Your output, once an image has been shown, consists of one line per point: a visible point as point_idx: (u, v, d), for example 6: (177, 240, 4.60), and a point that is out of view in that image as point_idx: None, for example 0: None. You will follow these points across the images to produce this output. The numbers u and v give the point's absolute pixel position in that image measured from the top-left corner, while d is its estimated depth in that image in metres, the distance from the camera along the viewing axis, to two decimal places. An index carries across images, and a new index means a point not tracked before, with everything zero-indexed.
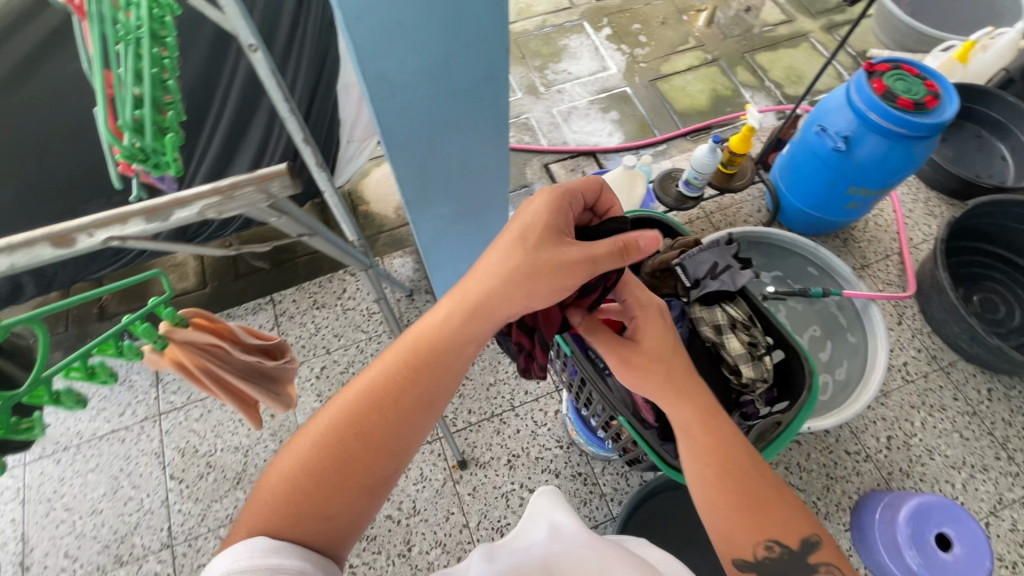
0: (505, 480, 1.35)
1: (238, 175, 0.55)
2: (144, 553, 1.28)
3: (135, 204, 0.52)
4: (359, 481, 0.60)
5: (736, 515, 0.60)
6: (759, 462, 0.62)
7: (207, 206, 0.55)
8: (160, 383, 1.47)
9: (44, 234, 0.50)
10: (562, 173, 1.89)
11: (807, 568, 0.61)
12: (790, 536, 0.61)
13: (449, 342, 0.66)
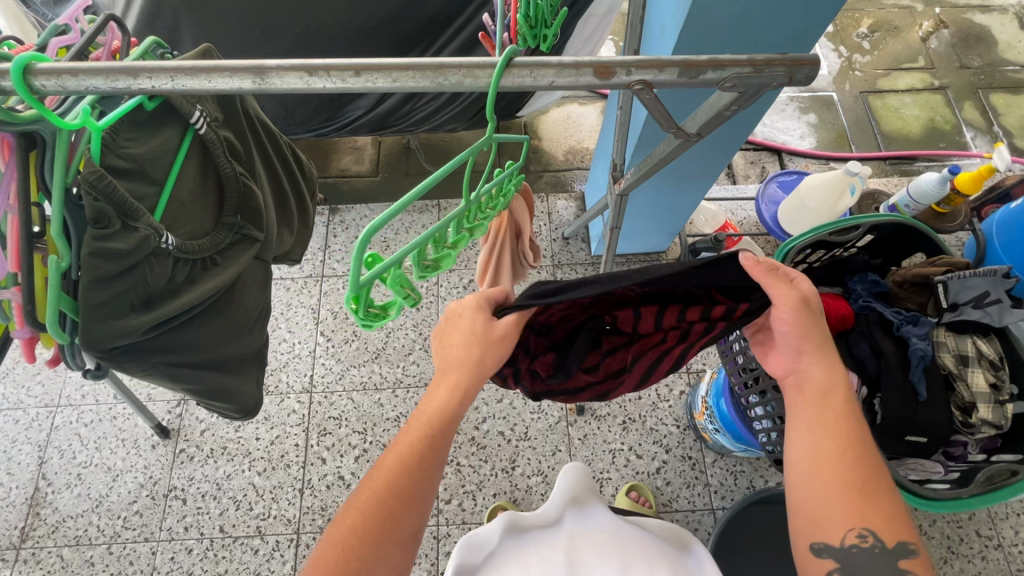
0: (616, 438, 1.37)
1: (776, 53, 0.43)
2: (286, 390, 1.43)
3: (680, 53, 0.41)
4: (391, 542, 0.56)
5: (835, 499, 0.57)
6: (851, 457, 0.58)
7: (736, 77, 0.43)
8: (328, 249, 1.60)
9: (590, 59, 0.41)
10: (741, 162, 1.81)
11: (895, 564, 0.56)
12: (888, 528, 0.56)
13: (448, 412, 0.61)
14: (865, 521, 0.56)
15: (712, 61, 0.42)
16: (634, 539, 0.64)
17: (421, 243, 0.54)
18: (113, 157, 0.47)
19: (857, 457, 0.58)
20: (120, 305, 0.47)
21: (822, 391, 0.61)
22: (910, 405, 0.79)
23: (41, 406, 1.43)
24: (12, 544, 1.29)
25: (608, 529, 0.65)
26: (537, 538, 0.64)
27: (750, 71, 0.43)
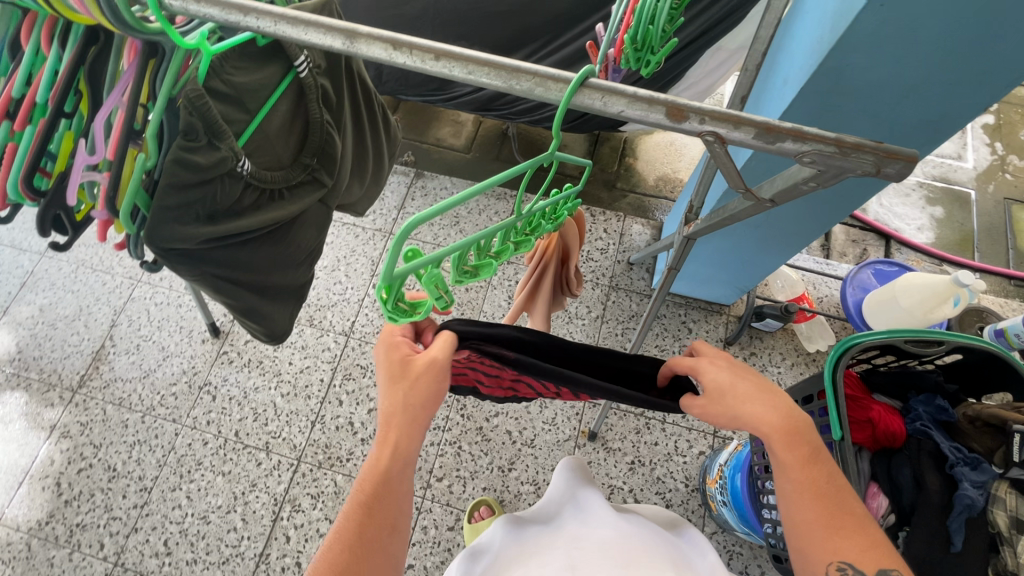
0: (619, 475, 1.33)
1: (866, 136, 0.39)
2: (328, 327, 1.52)
3: (761, 114, 0.38)
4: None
5: (814, 534, 0.54)
6: (815, 489, 0.55)
7: (816, 155, 0.39)
8: (402, 210, 1.66)
9: (665, 98, 0.38)
10: (841, 237, 1.67)
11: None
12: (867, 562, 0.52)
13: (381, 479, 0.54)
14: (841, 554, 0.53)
15: (795, 129, 0.38)
16: (637, 530, 0.64)
17: (464, 247, 0.48)
18: (215, 80, 0.51)
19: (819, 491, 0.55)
20: (187, 214, 0.51)
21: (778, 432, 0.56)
22: (937, 552, 0.72)
23: (127, 278, 1.61)
24: (72, 386, 1.48)
25: (610, 523, 0.64)
26: (537, 536, 0.64)
27: (834, 151, 0.39)
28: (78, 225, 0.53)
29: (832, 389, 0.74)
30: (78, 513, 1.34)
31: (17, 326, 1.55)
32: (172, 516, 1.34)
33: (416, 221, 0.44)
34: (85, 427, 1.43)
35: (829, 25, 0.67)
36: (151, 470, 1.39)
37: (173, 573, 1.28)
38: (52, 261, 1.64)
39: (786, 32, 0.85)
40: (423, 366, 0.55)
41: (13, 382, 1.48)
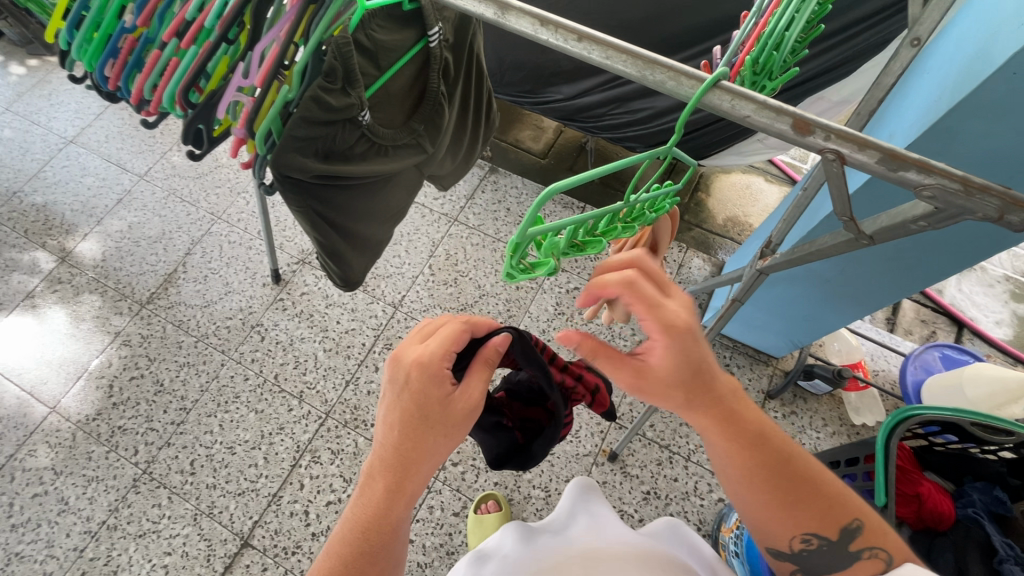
0: (632, 503, 1.31)
1: (995, 180, 0.38)
2: (379, 296, 1.57)
3: (887, 139, 0.38)
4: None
5: (767, 515, 0.55)
6: (769, 479, 0.55)
7: (936, 192, 0.39)
8: (471, 201, 1.71)
9: (792, 109, 0.39)
10: (910, 314, 1.60)
11: (844, 551, 0.56)
12: (828, 527, 0.55)
13: (397, 515, 0.53)
14: (803, 529, 0.56)
15: (922, 160, 0.38)
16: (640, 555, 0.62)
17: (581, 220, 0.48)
18: (361, 33, 0.55)
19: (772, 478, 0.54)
20: (308, 148, 0.55)
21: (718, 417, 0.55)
22: None
23: (209, 213, 1.72)
24: (141, 300, 1.59)
25: (626, 539, 0.64)
26: (550, 549, 0.63)
27: (959, 189, 0.38)
28: (213, 140, 0.59)
29: (883, 457, 0.72)
30: (122, 417, 1.44)
31: (106, 237, 1.68)
32: (203, 440, 1.41)
33: (561, 186, 0.42)
34: (144, 340, 1.54)
35: (952, 87, 0.66)
36: (193, 392, 1.47)
37: (193, 492, 1.35)
38: (148, 185, 1.78)
39: (901, 90, 0.83)
40: (462, 411, 0.54)
41: (92, 286, 1.61)
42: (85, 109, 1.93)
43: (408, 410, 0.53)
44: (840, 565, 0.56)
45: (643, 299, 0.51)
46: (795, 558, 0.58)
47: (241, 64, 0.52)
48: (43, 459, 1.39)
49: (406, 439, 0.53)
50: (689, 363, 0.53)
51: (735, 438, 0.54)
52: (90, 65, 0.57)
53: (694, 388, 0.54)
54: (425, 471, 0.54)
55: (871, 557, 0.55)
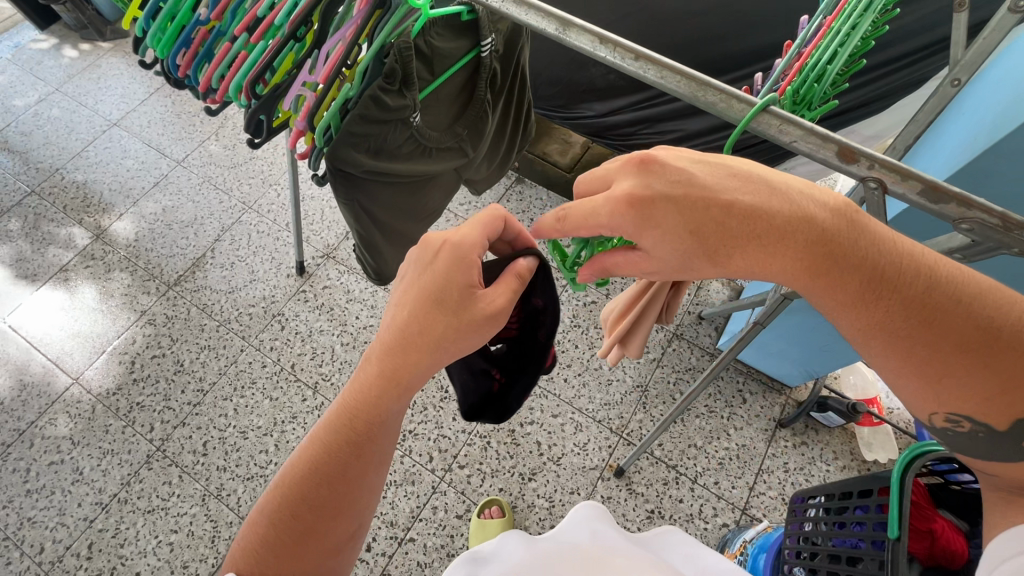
0: (635, 520, 1.30)
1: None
2: None
3: (928, 172, 0.39)
4: (324, 549, 0.56)
5: (902, 377, 0.49)
6: (896, 336, 0.47)
7: (973, 225, 0.40)
8: (496, 208, 1.74)
9: (838, 137, 0.41)
10: None
11: (1014, 447, 0.47)
12: (982, 406, 0.47)
13: (390, 410, 0.56)
14: (945, 405, 0.48)
15: (965, 196, 0.39)
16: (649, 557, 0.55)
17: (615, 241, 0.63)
18: (420, 40, 0.58)
19: (901, 334, 0.47)
20: (361, 145, 0.58)
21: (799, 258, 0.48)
22: None
23: (240, 202, 1.77)
24: (168, 281, 1.63)
25: (628, 546, 0.57)
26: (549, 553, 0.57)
27: (998, 225, 0.39)
28: (272, 130, 0.61)
29: (898, 489, 0.68)
30: (141, 393, 1.47)
31: (140, 218, 1.74)
32: (217, 422, 1.44)
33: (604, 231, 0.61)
34: (169, 320, 1.58)
35: (988, 128, 0.67)
36: (212, 375, 1.50)
37: (203, 473, 1.38)
38: (184, 171, 1.83)
39: (935, 129, 0.85)
40: (480, 316, 0.55)
41: (123, 264, 1.66)
42: (131, 94, 2.00)
43: (427, 293, 0.55)
44: (1008, 459, 0.48)
45: (631, 214, 0.50)
46: (947, 436, 0.50)
47: (308, 60, 0.55)
48: (62, 429, 1.42)
49: (415, 323, 0.55)
50: (721, 222, 0.49)
51: (828, 281, 0.48)
52: (163, 54, 0.60)
53: (753, 247, 0.49)
54: (424, 370, 0.56)
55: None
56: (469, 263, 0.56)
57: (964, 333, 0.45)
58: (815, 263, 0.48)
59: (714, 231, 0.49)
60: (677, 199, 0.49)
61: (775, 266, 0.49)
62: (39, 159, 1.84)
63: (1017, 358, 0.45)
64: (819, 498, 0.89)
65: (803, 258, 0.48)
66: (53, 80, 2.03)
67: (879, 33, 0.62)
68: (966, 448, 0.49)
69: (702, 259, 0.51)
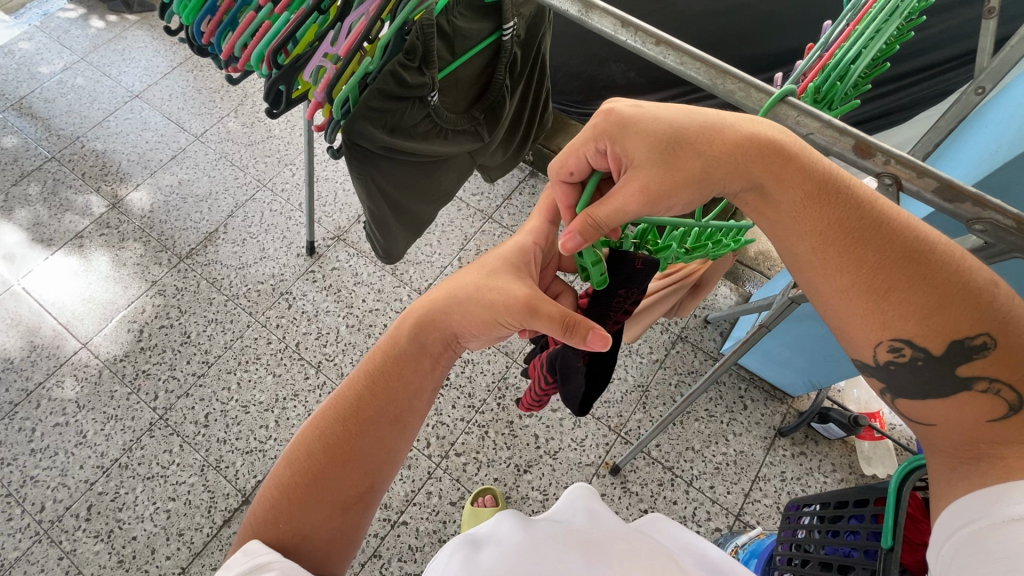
0: (628, 519, 1.30)
1: None
2: (406, 281, 1.61)
3: (945, 170, 0.39)
4: (332, 497, 0.59)
5: (853, 309, 0.48)
6: (851, 254, 0.46)
7: (988, 225, 0.40)
8: (507, 201, 1.75)
9: (855, 131, 0.42)
10: None
11: (947, 376, 0.47)
12: (924, 333, 0.46)
13: (406, 363, 0.62)
14: (894, 332, 0.47)
15: (980, 195, 0.39)
16: (648, 545, 0.54)
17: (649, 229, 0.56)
18: (443, 18, 0.59)
19: (852, 249, 0.46)
20: (379, 120, 0.59)
21: (763, 165, 0.46)
22: None
23: (256, 180, 1.78)
24: (181, 254, 1.65)
25: (625, 532, 0.56)
26: (542, 534, 0.56)
27: (1012, 227, 0.39)
28: (290, 102, 0.61)
29: (894, 498, 0.67)
30: (147, 361, 1.49)
31: (156, 189, 1.76)
32: (220, 395, 1.46)
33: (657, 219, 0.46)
34: (178, 292, 1.59)
35: (1010, 140, 0.67)
36: (217, 348, 1.52)
37: (203, 443, 1.40)
38: (202, 146, 1.85)
39: (956, 140, 0.84)
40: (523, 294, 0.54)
41: (137, 235, 1.68)
42: (154, 67, 2.02)
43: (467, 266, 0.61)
44: (937, 392, 0.49)
45: (608, 118, 0.45)
46: (889, 372, 0.50)
47: (330, 32, 0.55)
48: (69, 391, 1.44)
49: (442, 289, 0.61)
50: (691, 120, 0.45)
51: (789, 194, 0.47)
52: (188, 21, 0.62)
53: (719, 154, 0.45)
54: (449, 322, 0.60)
55: (986, 393, 0.46)
56: (529, 249, 0.59)
57: (912, 253, 0.46)
58: (780, 166, 0.46)
59: (684, 131, 0.45)
60: (649, 113, 0.46)
61: (738, 177, 0.46)
62: (61, 126, 1.87)
63: (953, 276, 0.45)
64: (814, 506, 0.89)
65: (763, 164, 0.45)
66: (79, 49, 2.06)
67: (905, 37, 0.62)
68: (902, 386, 0.50)
69: (678, 152, 0.45)
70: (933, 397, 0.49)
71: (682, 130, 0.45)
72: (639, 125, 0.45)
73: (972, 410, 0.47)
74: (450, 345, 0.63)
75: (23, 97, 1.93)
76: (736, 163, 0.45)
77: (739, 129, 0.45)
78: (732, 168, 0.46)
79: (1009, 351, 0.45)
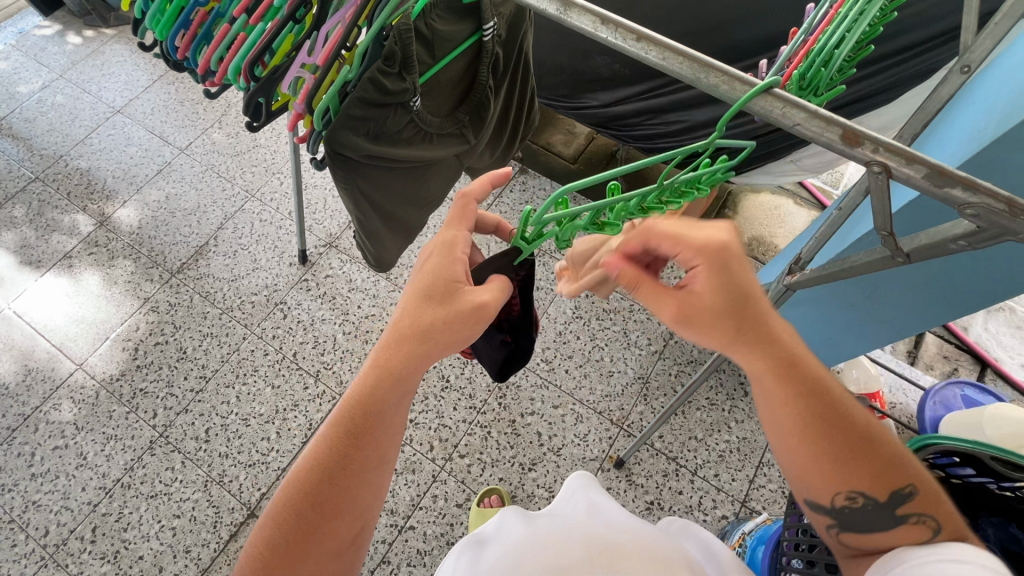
0: (634, 511, 1.31)
1: None
2: (401, 285, 1.61)
3: (935, 156, 0.39)
4: (320, 549, 0.55)
5: (817, 457, 0.54)
6: (813, 405, 0.54)
7: (981, 209, 0.39)
8: (498, 198, 1.73)
9: (843, 120, 0.41)
10: (933, 349, 1.57)
11: (887, 516, 0.54)
12: (869, 478, 0.54)
13: (384, 401, 0.57)
14: (848, 474, 0.54)
15: (970, 179, 0.39)
16: (645, 536, 0.54)
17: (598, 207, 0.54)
18: (421, 22, 0.58)
19: (811, 400, 0.54)
20: (361, 128, 0.58)
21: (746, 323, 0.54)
22: None
23: (244, 191, 1.77)
24: (172, 269, 1.64)
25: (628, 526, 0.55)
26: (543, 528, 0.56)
27: (1003, 209, 0.39)
28: (271, 114, 0.60)
29: None
30: (144, 379, 1.48)
31: (144, 205, 1.74)
32: (220, 409, 1.45)
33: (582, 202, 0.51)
34: (171, 308, 1.58)
35: (998, 118, 0.66)
36: (214, 362, 1.51)
37: (205, 459, 1.39)
38: (188, 158, 1.83)
39: (946, 119, 0.83)
40: (470, 305, 0.59)
41: (127, 252, 1.66)
42: (135, 81, 2.00)
43: (416, 287, 0.60)
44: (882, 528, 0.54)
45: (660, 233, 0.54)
46: (839, 515, 0.56)
47: (306, 42, 0.54)
48: (66, 414, 1.43)
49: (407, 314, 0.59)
50: (713, 263, 0.53)
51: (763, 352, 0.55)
52: (162, 35, 0.60)
53: (712, 309, 0.54)
54: (422, 356, 0.58)
55: (919, 524, 0.52)
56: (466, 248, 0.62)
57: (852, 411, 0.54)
58: (756, 329, 0.55)
59: (712, 266, 0.53)
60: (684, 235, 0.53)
61: (726, 332, 0.55)
62: (43, 146, 1.84)
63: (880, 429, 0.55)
64: None
65: (729, 331, 0.54)
66: (58, 67, 2.03)
67: (887, 18, 0.61)
68: (853, 523, 0.55)
69: (705, 284, 0.54)
70: (878, 537, 0.54)
71: (709, 263, 0.53)
72: (683, 250, 0.53)
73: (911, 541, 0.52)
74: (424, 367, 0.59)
75: (3, 118, 1.90)
76: (723, 320, 0.54)
77: (732, 291, 0.54)
78: (723, 321, 0.54)
79: (928, 496, 0.53)
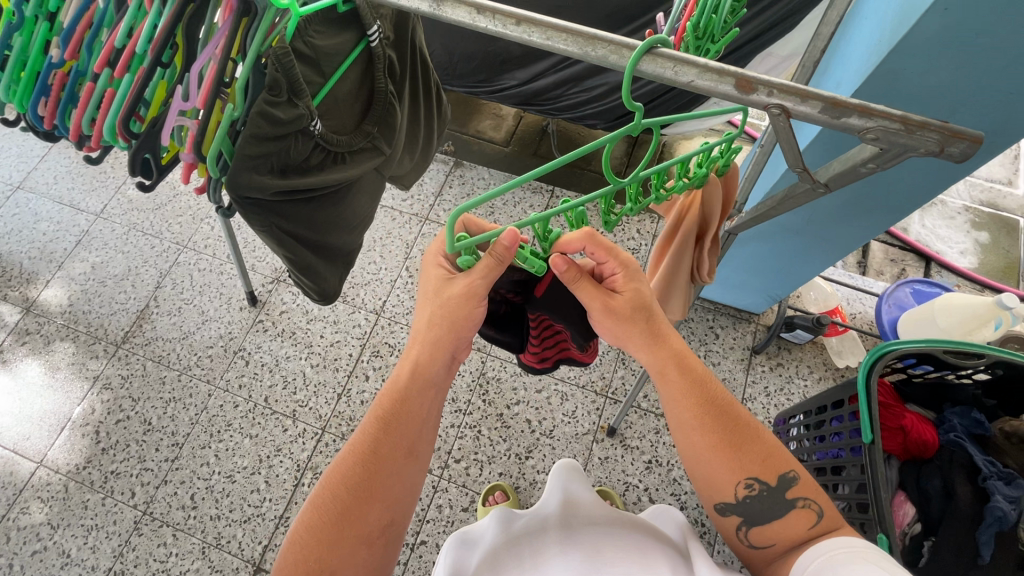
0: (635, 473, 1.33)
1: (933, 116, 0.40)
2: (360, 304, 1.57)
3: (826, 89, 0.40)
4: (359, 533, 0.57)
5: (713, 459, 0.60)
6: (713, 423, 0.60)
7: (878, 131, 0.41)
8: (439, 197, 1.70)
9: (734, 69, 0.41)
10: (880, 255, 1.64)
11: (782, 500, 0.61)
12: (767, 473, 0.60)
13: (406, 391, 0.62)
14: (749, 473, 0.60)
15: (861, 105, 0.40)
16: (623, 530, 0.57)
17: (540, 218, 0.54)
18: (298, 41, 0.56)
19: (717, 417, 0.60)
20: (263, 165, 0.57)
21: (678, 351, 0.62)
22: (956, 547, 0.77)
23: (174, 243, 1.68)
24: (116, 340, 1.55)
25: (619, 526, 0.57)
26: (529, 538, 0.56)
27: (899, 128, 0.40)
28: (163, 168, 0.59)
29: (866, 396, 0.72)
30: (113, 461, 1.41)
31: (70, 280, 1.63)
32: (200, 472, 1.39)
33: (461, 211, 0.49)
34: (125, 380, 1.50)
35: (889, 30, 0.68)
36: (184, 427, 1.45)
37: (197, 526, 1.34)
38: (106, 222, 1.72)
39: (844, 37, 0.85)
40: (459, 290, 0.59)
41: (63, 333, 1.56)
42: (27, 152, 1.86)
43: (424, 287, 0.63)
44: (778, 513, 0.60)
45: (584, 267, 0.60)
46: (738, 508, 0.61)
47: (179, 88, 0.50)
48: (37, 515, 1.35)
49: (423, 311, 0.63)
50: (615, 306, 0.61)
51: (684, 378, 0.62)
52: (22, 107, 0.55)
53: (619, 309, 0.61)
54: (438, 343, 0.62)
55: (805, 508, 0.60)
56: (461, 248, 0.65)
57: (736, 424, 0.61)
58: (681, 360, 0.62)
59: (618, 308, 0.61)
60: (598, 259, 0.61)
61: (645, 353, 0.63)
62: None
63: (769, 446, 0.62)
64: (799, 417, 0.96)
65: (606, 310, 0.61)
66: None
67: None
68: (758, 517, 0.61)
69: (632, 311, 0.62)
70: (776, 522, 0.60)
71: (631, 311, 0.61)
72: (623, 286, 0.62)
73: (799, 521, 0.59)
74: (447, 365, 0.64)
75: None
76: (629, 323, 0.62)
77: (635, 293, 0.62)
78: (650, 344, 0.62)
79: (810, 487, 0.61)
